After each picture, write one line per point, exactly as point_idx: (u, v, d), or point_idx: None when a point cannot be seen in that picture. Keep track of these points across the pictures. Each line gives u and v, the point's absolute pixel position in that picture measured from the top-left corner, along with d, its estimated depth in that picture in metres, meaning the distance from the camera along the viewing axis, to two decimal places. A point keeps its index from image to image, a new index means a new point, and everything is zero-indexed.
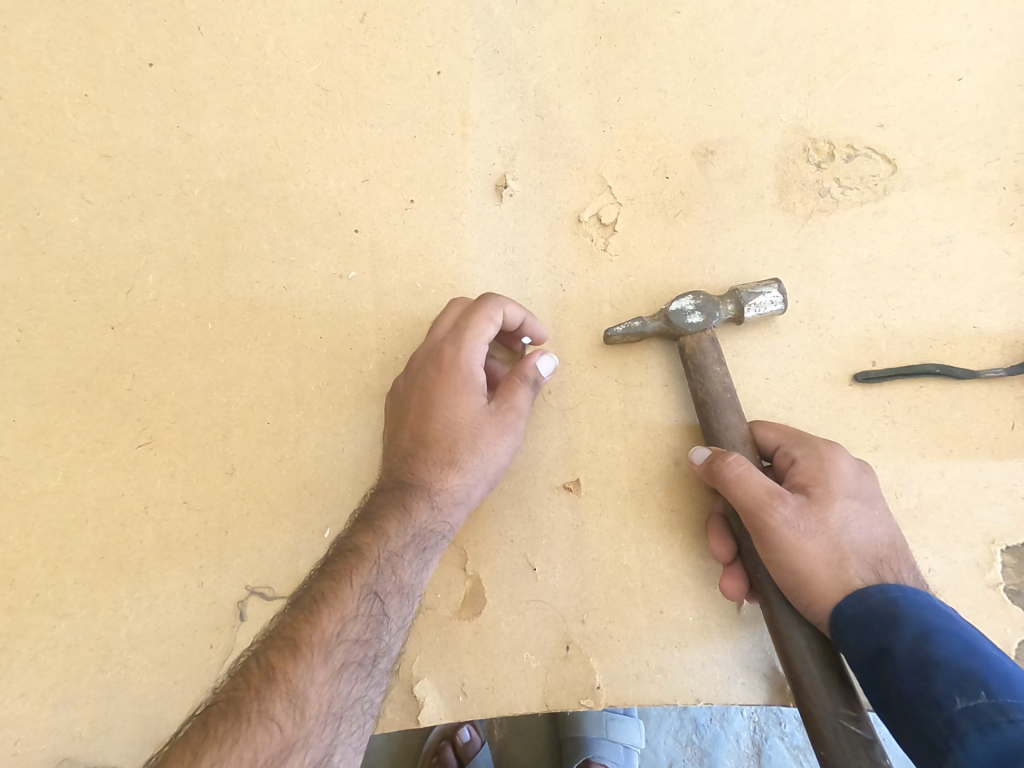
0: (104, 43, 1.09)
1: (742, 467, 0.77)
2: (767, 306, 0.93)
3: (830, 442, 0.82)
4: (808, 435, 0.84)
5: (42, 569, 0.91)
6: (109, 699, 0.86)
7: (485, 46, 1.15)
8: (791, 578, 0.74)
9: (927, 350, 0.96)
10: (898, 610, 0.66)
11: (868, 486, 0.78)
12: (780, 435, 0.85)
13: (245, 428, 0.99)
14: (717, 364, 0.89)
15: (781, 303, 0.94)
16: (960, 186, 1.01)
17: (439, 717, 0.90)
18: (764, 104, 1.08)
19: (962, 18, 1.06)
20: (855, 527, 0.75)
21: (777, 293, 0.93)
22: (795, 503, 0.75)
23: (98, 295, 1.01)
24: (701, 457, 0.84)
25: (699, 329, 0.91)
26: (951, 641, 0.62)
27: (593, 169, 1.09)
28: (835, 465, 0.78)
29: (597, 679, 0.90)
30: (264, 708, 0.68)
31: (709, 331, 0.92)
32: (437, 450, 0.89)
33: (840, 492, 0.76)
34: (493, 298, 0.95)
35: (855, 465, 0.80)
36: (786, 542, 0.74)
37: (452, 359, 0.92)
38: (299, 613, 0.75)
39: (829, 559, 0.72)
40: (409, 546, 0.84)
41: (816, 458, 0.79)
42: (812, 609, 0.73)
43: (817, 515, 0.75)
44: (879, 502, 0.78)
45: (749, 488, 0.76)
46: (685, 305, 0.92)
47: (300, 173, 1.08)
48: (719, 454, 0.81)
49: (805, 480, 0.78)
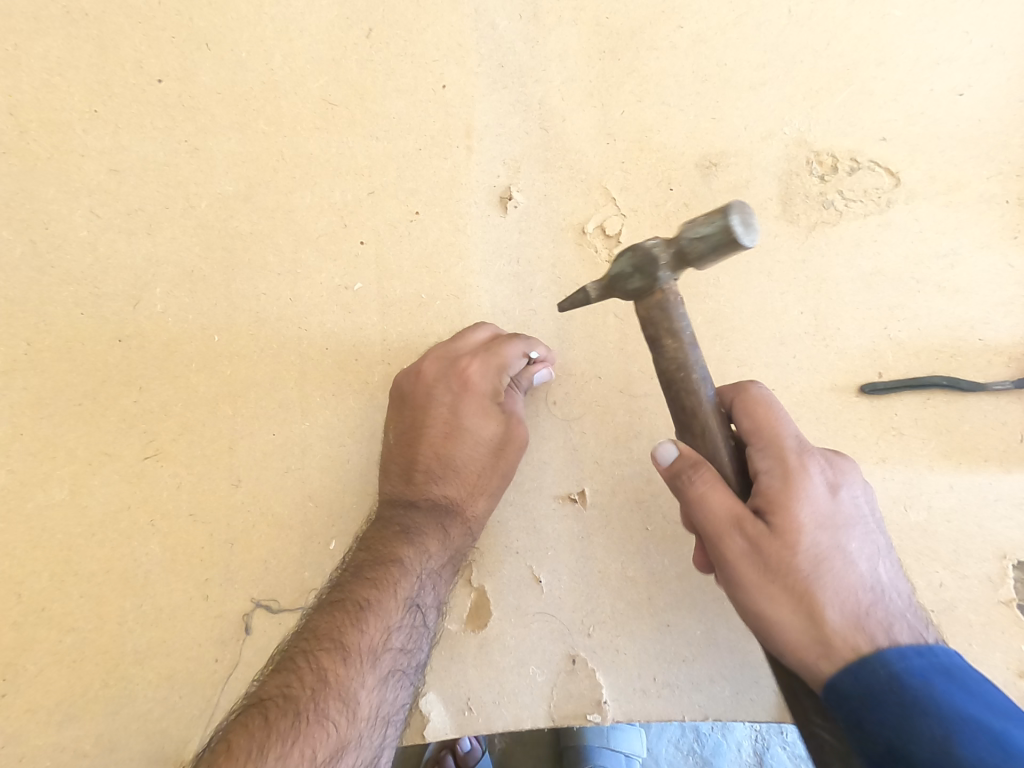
0: (114, 61, 1.08)
1: (704, 486, 0.71)
2: (713, 247, 0.67)
3: (802, 450, 0.72)
4: (783, 431, 0.73)
5: (50, 583, 0.92)
6: (113, 714, 0.88)
7: (491, 61, 1.13)
8: (756, 619, 0.69)
9: (933, 361, 0.97)
10: (909, 695, 0.59)
11: (842, 510, 0.70)
12: (753, 429, 0.74)
13: (251, 440, 1.00)
14: (685, 341, 0.73)
15: (738, 223, 0.66)
16: (963, 198, 1.02)
17: (445, 731, 0.92)
18: (768, 116, 1.08)
19: (963, 34, 1.06)
20: (828, 564, 0.67)
21: (730, 230, 0.66)
22: (755, 536, 0.68)
23: (106, 307, 1.00)
24: (668, 454, 0.75)
25: (654, 289, 0.72)
26: (972, 737, 0.55)
27: (597, 180, 1.09)
28: (806, 487, 0.69)
29: (602, 694, 0.92)
30: (321, 709, 0.71)
31: (672, 289, 0.72)
32: (466, 475, 0.93)
33: (811, 520, 0.68)
34: (525, 335, 0.98)
35: (826, 483, 0.71)
36: (750, 579, 0.69)
37: (478, 380, 0.94)
38: (345, 617, 0.78)
39: (797, 604, 0.66)
40: (447, 564, 0.89)
41: (781, 475, 0.70)
42: (781, 649, 0.67)
43: (782, 551, 0.67)
44: (854, 527, 0.70)
45: (710, 511, 0.71)
46: (619, 269, 0.72)
47: (306, 185, 1.08)
48: (692, 462, 0.73)
49: (769, 501, 0.69)
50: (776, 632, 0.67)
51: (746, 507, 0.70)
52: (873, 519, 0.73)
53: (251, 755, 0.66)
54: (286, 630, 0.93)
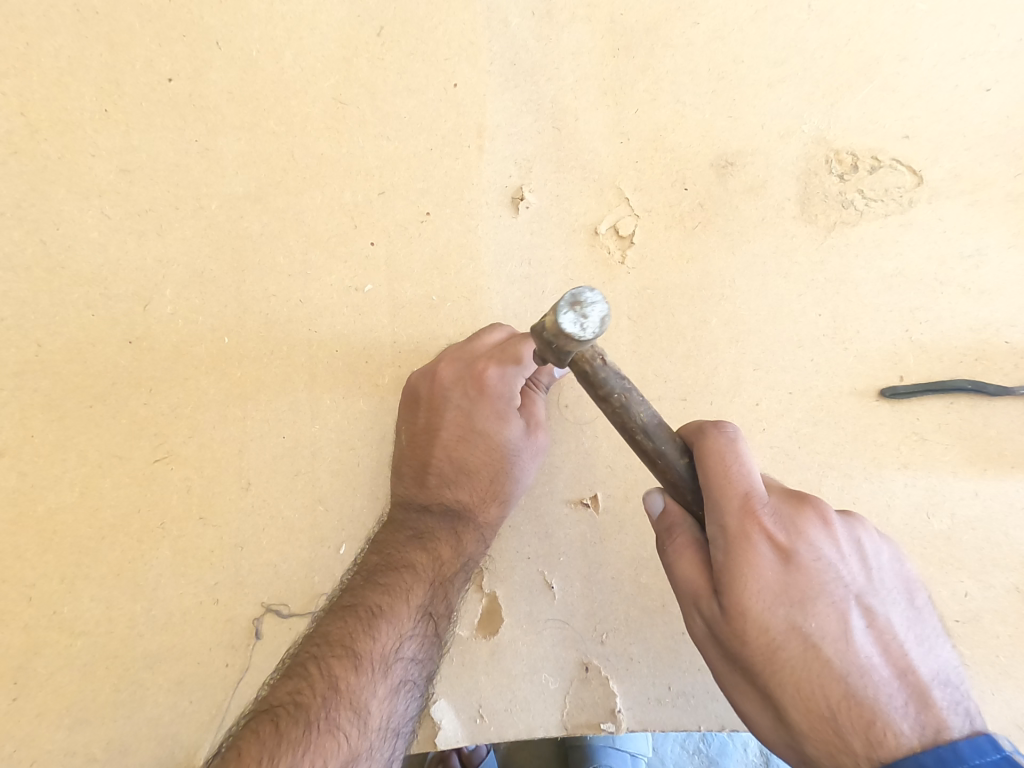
0: (123, 59, 1.06)
1: (674, 555, 0.68)
2: (565, 343, 0.58)
3: (750, 513, 0.62)
4: (729, 490, 0.63)
5: (60, 586, 0.91)
6: (125, 719, 0.88)
7: (502, 58, 1.11)
8: (731, 700, 0.66)
9: (957, 364, 0.95)
10: None
11: (798, 582, 0.61)
12: (702, 487, 0.65)
13: (261, 442, 0.99)
14: (622, 405, 0.63)
15: (569, 316, 0.57)
16: (989, 197, 0.99)
17: (456, 739, 0.91)
18: (787, 115, 1.05)
19: (990, 28, 1.03)
20: (786, 653, 0.60)
21: (572, 325, 0.57)
22: (711, 616, 0.64)
23: (116, 308, 1.00)
24: (657, 505, 0.72)
25: (573, 365, 0.63)
26: None
27: (611, 180, 1.07)
28: (747, 565, 0.61)
29: (616, 703, 0.91)
30: (332, 717, 0.72)
31: (592, 355, 0.62)
32: (479, 480, 0.92)
33: (756, 604, 0.60)
34: None
35: (773, 551, 0.62)
36: (717, 659, 0.66)
37: (494, 383, 0.92)
38: (357, 622, 0.79)
39: (761, 694, 0.62)
40: (460, 571, 0.90)
41: (722, 550, 0.62)
42: (758, 734, 0.65)
43: (734, 641, 0.62)
44: (812, 597, 0.61)
45: (677, 582, 0.68)
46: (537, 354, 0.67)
47: (317, 186, 1.07)
48: (668, 526, 0.70)
49: (717, 581, 0.63)
50: (750, 719, 0.64)
51: (703, 585, 0.65)
52: (849, 576, 0.63)
53: (262, 763, 0.66)
54: (296, 635, 0.93)
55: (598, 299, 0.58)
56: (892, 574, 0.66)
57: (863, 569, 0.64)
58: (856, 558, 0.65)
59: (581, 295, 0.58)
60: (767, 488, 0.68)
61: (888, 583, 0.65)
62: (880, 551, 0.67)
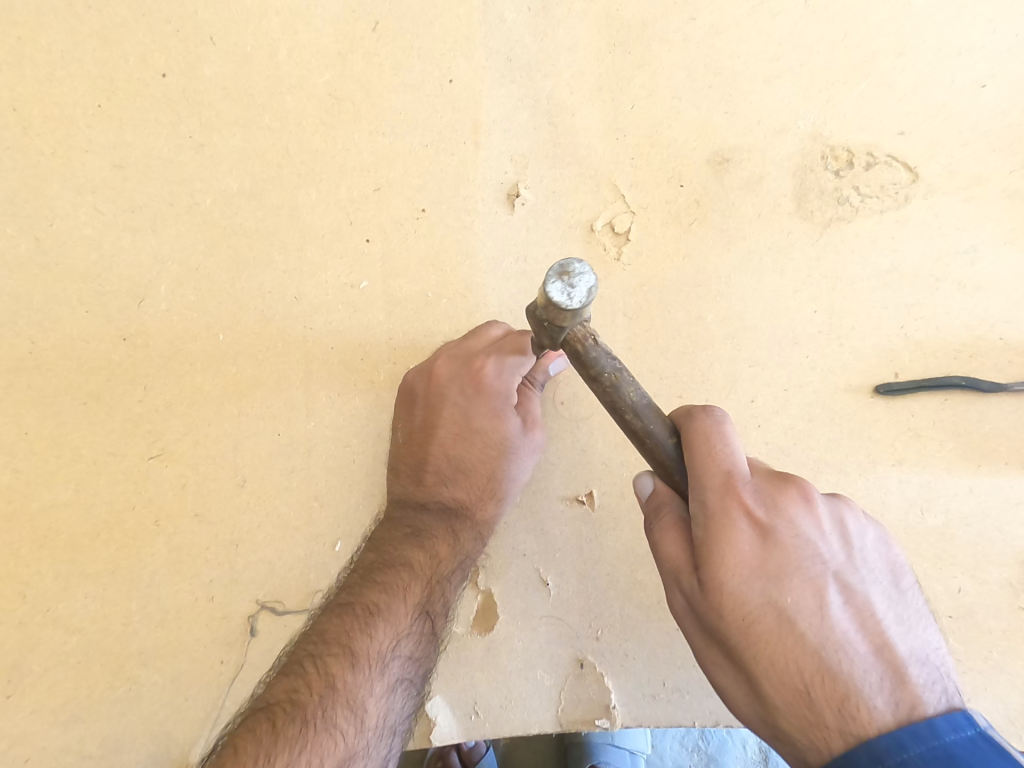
0: (117, 55, 1.06)
1: (659, 532, 0.68)
2: (556, 319, 0.58)
3: (731, 489, 0.62)
4: (711, 469, 0.63)
5: (55, 583, 0.91)
6: (120, 716, 0.88)
7: (498, 53, 1.10)
8: (709, 674, 0.66)
9: (952, 361, 0.95)
10: None
11: (775, 557, 0.61)
12: (687, 466, 0.65)
13: (257, 440, 0.99)
14: (612, 385, 0.63)
15: (558, 287, 0.56)
16: (985, 193, 0.99)
17: (451, 736, 0.92)
18: (783, 111, 1.05)
19: (987, 23, 1.03)
20: (761, 628, 0.59)
21: (562, 294, 0.56)
22: (690, 590, 0.64)
23: (110, 305, 0.99)
24: (645, 487, 0.72)
25: (565, 344, 0.63)
26: None
27: (607, 176, 1.06)
28: (724, 539, 0.61)
29: (611, 699, 0.91)
30: (329, 716, 0.71)
31: (584, 334, 0.62)
32: (476, 477, 0.93)
33: (731, 577, 0.60)
34: None
35: (751, 527, 0.62)
36: (696, 634, 0.66)
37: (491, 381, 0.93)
38: (354, 621, 0.79)
39: (737, 668, 0.62)
40: (458, 569, 0.90)
41: (702, 526, 0.62)
42: (735, 710, 0.65)
43: (711, 615, 0.62)
44: (789, 573, 0.61)
45: (660, 560, 0.68)
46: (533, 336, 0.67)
47: (312, 183, 1.06)
48: (656, 506, 0.70)
49: (696, 556, 0.63)
50: (728, 693, 0.64)
51: (684, 561, 0.65)
52: (829, 554, 0.63)
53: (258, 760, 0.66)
54: (292, 632, 0.93)
55: (587, 270, 0.57)
56: (875, 554, 0.65)
57: (844, 547, 0.64)
58: (839, 537, 0.64)
59: (569, 266, 0.57)
60: (753, 467, 0.68)
61: (871, 563, 0.64)
62: (864, 531, 0.66)
